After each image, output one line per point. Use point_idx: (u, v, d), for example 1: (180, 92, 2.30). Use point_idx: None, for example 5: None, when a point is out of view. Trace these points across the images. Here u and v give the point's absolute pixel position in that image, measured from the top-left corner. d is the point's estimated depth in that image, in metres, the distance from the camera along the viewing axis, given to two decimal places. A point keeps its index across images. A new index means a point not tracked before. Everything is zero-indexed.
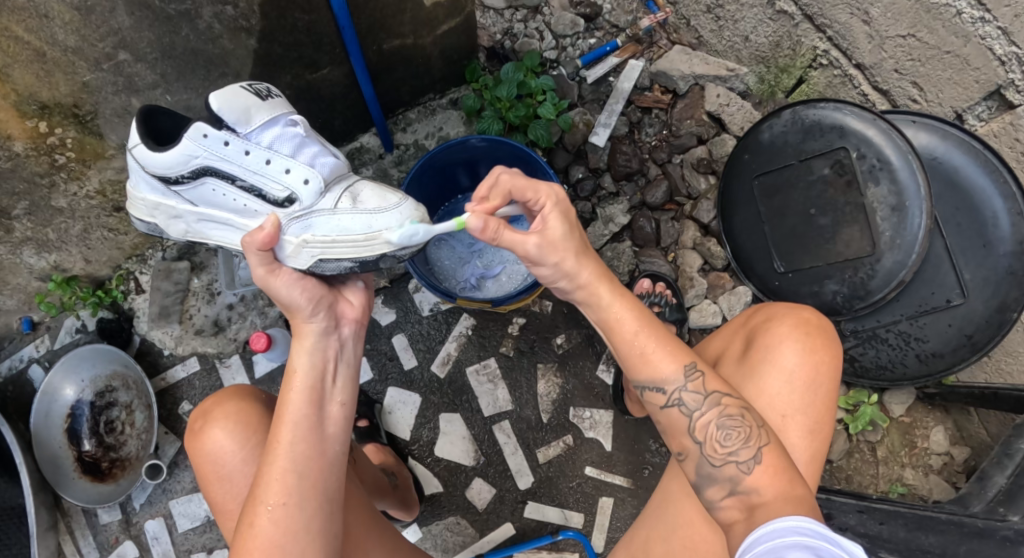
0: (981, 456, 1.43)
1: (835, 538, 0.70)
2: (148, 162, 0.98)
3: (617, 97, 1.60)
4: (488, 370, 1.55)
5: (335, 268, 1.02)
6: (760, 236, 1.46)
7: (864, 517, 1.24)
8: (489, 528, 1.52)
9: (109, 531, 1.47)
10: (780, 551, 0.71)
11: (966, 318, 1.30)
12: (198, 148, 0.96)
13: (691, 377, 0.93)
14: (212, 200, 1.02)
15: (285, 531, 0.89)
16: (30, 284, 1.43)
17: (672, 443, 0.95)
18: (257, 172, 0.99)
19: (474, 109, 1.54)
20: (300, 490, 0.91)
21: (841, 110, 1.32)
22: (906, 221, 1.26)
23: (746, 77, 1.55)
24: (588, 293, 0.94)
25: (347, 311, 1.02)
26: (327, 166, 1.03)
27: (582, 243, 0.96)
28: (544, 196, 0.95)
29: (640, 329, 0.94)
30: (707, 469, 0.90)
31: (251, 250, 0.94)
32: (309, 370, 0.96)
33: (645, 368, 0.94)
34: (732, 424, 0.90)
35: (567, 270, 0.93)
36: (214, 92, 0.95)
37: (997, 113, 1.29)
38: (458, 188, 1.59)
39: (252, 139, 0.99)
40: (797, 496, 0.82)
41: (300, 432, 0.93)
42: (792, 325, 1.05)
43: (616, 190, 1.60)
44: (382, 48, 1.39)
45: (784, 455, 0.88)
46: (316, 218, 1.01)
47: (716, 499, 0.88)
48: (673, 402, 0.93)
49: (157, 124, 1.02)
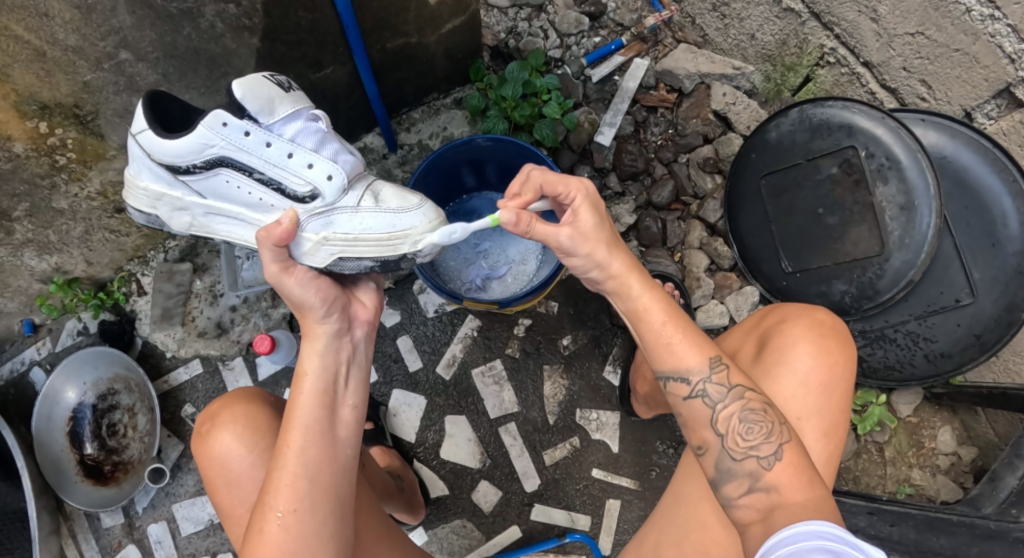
0: (989, 456, 1.43)
1: (856, 543, 0.69)
2: (156, 149, 0.97)
3: (622, 96, 1.58)
4: (493, 372, 1.54)
5: (354, 267, 1.02)
6: (768, 236, 1.45)
7: (874, 520, 1.24)
8: (495, 530, 1.51)
9: (111, 535, 1.46)
10: (803, 555, 0.70)
11: (975, 318, 1.29)
12: (215, 137, 0.95)
13: (716, 368, 0.92)
14: (222, 192, 1.01)
15: (295, 537, 0.88)
16: (31, 287, 1.41)
17: (693, 436, 0.94)
18: (277, 165, 0.99)
19: (479, 109, 1.53)
20: (311, 496, 0.90)
21: (849, 109, 1.31)
22: (915, 220, 1.25)
23: (752, 75, 1.54)
24: (618, 284, 0.95)
25: (361, 312, 1.02)
26: (348, 163, 1.03)
27: (612, 236, 0.98)
28: (575, 189, 0.97)
29: (667, 319, 0.93)
30: (727, 464, 0.89)
31: (268, 245, 0.93)
32: (320, 372, 0.94)
33: (669, 358, 0.93)
34: (755, 418, 0.89)
35: (598, 260, 0.95)
36: (238, 80, 0.93)
37: (1006, 111, 1.28)
38: (462, 188, 1.58)
39: (274, 130, 0.98)
40: (817, 501, 0.81)
41: (311, 436, 0.92)
42: (806, 327, 1.05)
43: (622, 190, 1.58)
44: (386, 46, 1.38)
45: (805, 457, 0.87)
46: (338, 216, 1.01)
47: (734, 495, 0.87)
48: (696, 392, 0.92)
49: (162, 111, 1.00)
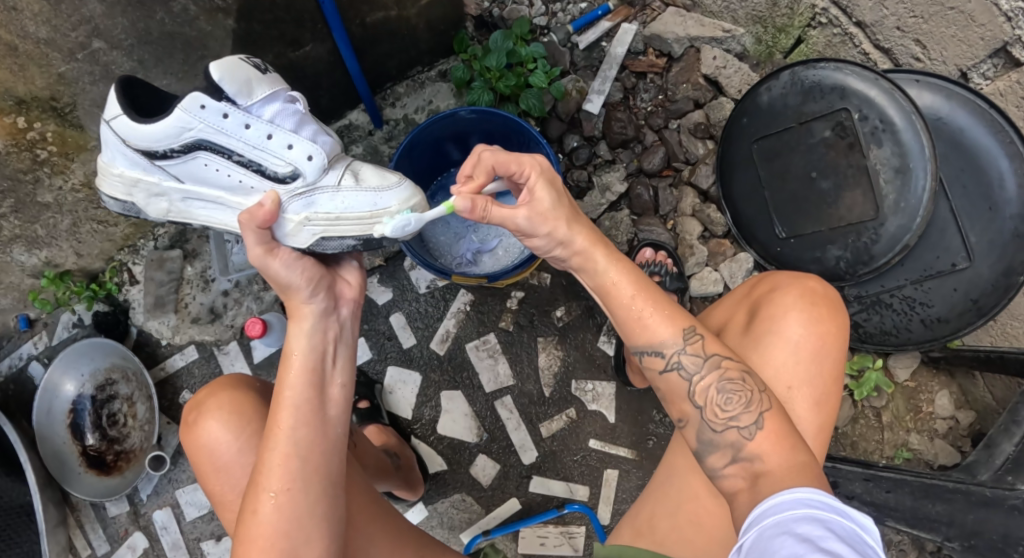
0: (987, 420, 1.42)
1: (844, 510, 0.68)
2: (131, 135, 0.95)
3: (610, 62, 1.54)
4: (488, 345, 1.55)
5: (336, 247, 1.02)
6: (761, 202, 1.42)
7: (870, 486, 1.29)
8: (495, 504, 1.52)
9: (118, 524, 1.49)
10: (789, 523, 0.69)
11: (971, 283, 1.27)
12: (194, 120, 0.93)
13: (690, 340, 0.93)
14: (201, 175, 0.99)
15: (288, 517, 0.89)
16: (23, 282, 1.42)
17: (672, 410, 0.95)
18: (257, 147, 0.98)
19: (463, 81, 1.49)
20: (303, 475, 0.91)
21: (841, 70, 1.28)
22: (911, 183, 1.22)
23: (743, 38, 1.48)
24: (583, 259, 0.96)
25: (346, 291, 1.02)
26: (328, 144, 1.03)
27: (571, 209, 0.98)
28: (528, 167, 0.98)
29: (636, 293, 0.94)
30: (708, 435, 0.89)
31: (251, 227, 0.93)
32: (307, 353, 0.95)
33: (642, 332, 0.94)
34: (733, 387, 0.90)
35: (560, 238, 0.96)
36: (214, 62, 0.92)
37: (1003, 70, 1.24)
38: (449, 162, 1.55)
39: (253, 112, 0.96)
40: (800, 466, 0.81)
41: (302, 416, 0.93)
42: (797, 296, 1.04)
43: (613, 157, 1.55)
44: (365, 21, 1.35)
45: (785, 421, 0.87)
46: (319, 196, 1.01)
47: (719, 466, 0.87)
48: (671, 365, 0.93)
49: (134, 96, 0.98)
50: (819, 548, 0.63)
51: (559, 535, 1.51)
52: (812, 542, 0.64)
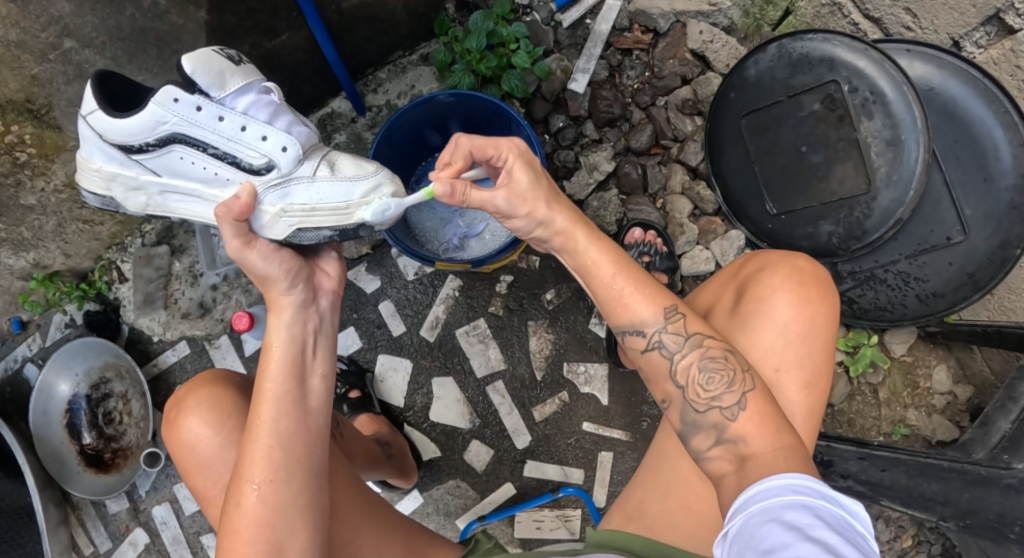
0: (985, 394, 1.41)
1: (833, 497, 0.66)
2: (106, 129, 0.93)
3: (595, 40, 1.50)
4: (478, 330, 1.54)
5: (313, 238, 1.01)
6: (751, 177, 1.38)
7: (865, 465, 1.27)
8: (489, 489, 1.53)
9: (118, 520, 1.52)
10: (776, 511, 0.67)
11: (968, 256, 1.24)
12: (167, 114, 0.92)
13: (671, 318, 0.91)
14: (177, 168, 0.98)
15: (272, 507, 0.89)
16: (13, 285, 1.43)
17: (656, 391, 0.94)
18: (232, 140, 0.96)
19: (445, 64, 1.45)
20: (286, 465, 0.91)
21: (830, 41, 1.24)
22: (902, 155, 1.19)
23: (730, 11, 1.44)
24: (565, 239, 0.94)
25: (324, 282, 1.01)
26: (303, 134, 1.01)
27: (551, 191, 0.96)
28: (505, 149, 0.96)
29: (616, 271, 0.91)
30: (692, 415, 0.88)
31: (227, 220, 0.92)
32: (287, 344, 0.95)
33: (623, 313, 0.92)
34: (714, 366, 0.88)
35: (540, 218, 0.93)
36: (187, 54, 0.90)
37: (996, 39, 1.24)
38: (428, 148, 1.53)
39: (227, 104, 0.95)
40: (788, 449, 0.79)
41: (283, 408, 0.93)
42: (785, 275, 1.01)
43: (599, 137, 1.52)
44: (341, 6, 1.32)
45: (768, 403, 0.85)
46: (295, 187, 1.00)
47: (704, 449, 0.86)
48: (652, 344, 0.91)
49: (112, 91, 0.97)
50: (807, 538, 0.61)
51: (556, 517, 1.52)
52: (800, 531, 0.62)
